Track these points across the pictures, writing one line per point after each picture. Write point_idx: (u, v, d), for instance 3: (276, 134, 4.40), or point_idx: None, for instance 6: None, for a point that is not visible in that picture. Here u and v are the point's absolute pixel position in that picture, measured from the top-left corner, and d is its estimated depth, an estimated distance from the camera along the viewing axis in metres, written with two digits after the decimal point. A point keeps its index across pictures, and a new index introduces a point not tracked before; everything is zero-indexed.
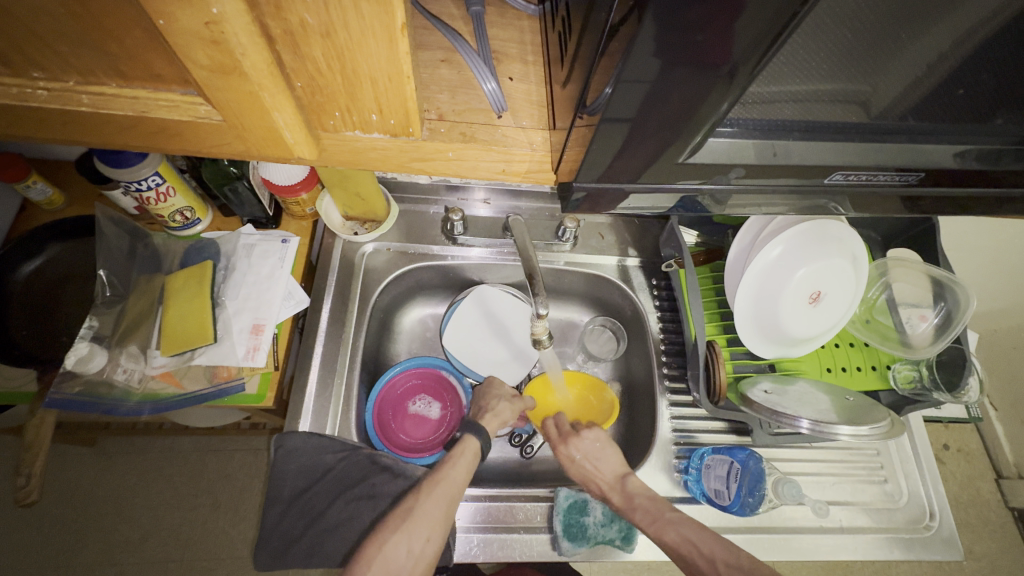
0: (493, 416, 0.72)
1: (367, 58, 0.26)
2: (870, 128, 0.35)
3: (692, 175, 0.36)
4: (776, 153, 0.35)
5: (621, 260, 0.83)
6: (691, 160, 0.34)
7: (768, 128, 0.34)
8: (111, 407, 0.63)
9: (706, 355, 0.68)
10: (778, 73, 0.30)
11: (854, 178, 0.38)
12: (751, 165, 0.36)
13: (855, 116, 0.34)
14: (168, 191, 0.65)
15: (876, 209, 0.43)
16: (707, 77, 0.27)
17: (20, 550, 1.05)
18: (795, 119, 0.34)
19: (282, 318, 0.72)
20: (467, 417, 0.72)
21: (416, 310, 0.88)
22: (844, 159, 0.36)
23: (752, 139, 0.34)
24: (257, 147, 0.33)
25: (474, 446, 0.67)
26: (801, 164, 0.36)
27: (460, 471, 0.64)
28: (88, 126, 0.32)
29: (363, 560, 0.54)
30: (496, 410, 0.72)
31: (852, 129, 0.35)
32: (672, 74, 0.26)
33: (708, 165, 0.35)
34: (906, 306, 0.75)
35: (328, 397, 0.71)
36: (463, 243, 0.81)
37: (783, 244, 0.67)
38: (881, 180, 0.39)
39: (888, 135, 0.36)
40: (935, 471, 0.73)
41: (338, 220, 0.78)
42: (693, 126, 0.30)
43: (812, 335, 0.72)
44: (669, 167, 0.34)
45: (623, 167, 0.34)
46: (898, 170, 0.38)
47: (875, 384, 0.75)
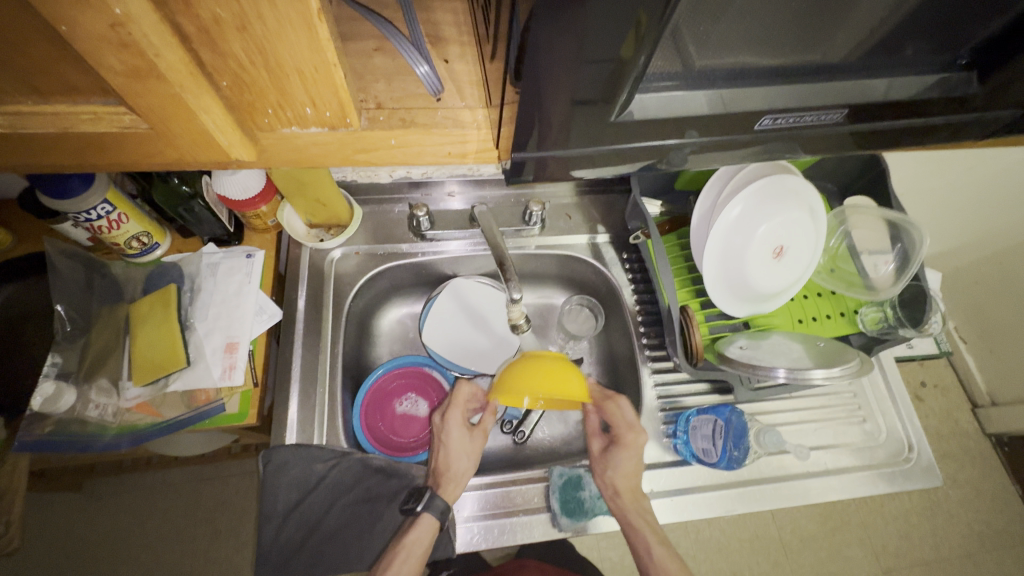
0: (453, 479, 0.65)
1: (287, 50, 0.26)
2: (785, 74, 0.38)
3: (630, 135, 0.38)
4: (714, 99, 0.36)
5: (591, 238, 0.84)
6: (622, 120, 0.36)
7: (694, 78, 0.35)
8: (86, 444, 0.61)
9: (680, 319, 0.70)
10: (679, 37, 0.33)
11: (785, 120, 0.40)
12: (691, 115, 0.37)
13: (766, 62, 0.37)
14: (120, 218, 0.63)
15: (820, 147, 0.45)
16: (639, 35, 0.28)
17: None
18: (718, 68, 0.36)
19: (256, 334, 0.70)
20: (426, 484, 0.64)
21: (393, 310, 0.87)
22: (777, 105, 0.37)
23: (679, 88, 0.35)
24: (193, 153, 0.33)
25: (432, 522, 0.61)
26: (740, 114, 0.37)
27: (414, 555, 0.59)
28: (11, 145, 0.31)
29: None
30: (456, 470, 0.65)
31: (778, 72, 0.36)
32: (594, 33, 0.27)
33: (644, 127, 0.37)
34: (868, 252, 0.78)
35: (311, 407, 0.70)
36: (432, 238, 0.81)
37: (743, 203, 0.69)
38: (810, 120, 0.40)
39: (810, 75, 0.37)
40: (909, 406, 0.76)
41: (302, 228, 0.78)
42: (619, 80, 0.32)
43: (778, 290, 0.74)
44: (603, 129, 0.36)
45: (564, 129, 0.35)
46: (814, 115, 0.40)
47: (846, 329, 0.77)
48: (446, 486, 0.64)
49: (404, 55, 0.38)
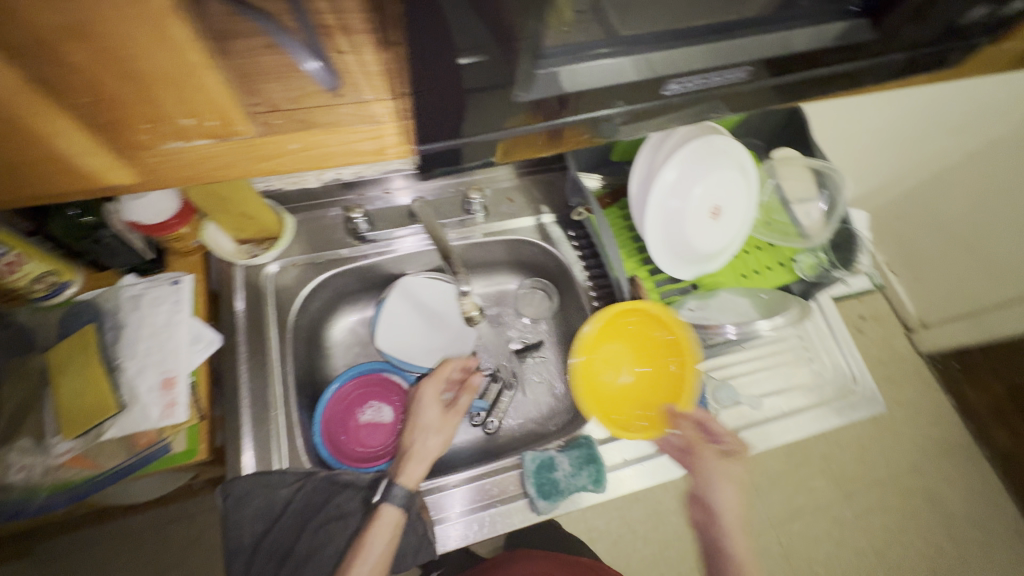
0: (418, 459, 0.64)
1: (137, 51, 0.25)
2: (693, 36, 0.38)
3: (546, 112, 0.37)
4: None
5: (535, 219, 0.83)
6: (533, 98, 0.36)
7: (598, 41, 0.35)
8: (16, 510, 0.57)
9: (630, 289, 0.71)
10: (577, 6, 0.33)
11: (691, 83, 0.40)
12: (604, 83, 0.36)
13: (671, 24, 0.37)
14: (18, 260, 0.57)
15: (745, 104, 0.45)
16: None
17: None
18: (629, 32, 0.36)
19: (195, 365, 0.65)
20: (390, 468, 0.64)
21: (343, 319, 0.84)
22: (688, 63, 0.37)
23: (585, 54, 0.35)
24: (71, 180, 0.31)
25: (393, 515, 0.59)
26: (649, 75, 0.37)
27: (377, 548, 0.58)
28: None
29: None
30: (423, 451, 0.65)
31: None
32: None
33: (556, 103, 0.37)
34: (798, 201, 0.81)
35: (266, 432, 0.67)
36: (373, 238, 0.78)
37: (678, 166, 0.69)
38: (716, 80, 0.41)
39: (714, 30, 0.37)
40: (850, 341, 0.81)
41: (230, 246, 0.72)
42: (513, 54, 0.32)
43: (719, 248, 0.76)
44: (511, 109, 0.36)
45: (476, 112, 0.35)
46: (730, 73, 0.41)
47: (787, 277, 0.79)
48: (409, 466, 0.63)
49: (282, 43, 0.33)
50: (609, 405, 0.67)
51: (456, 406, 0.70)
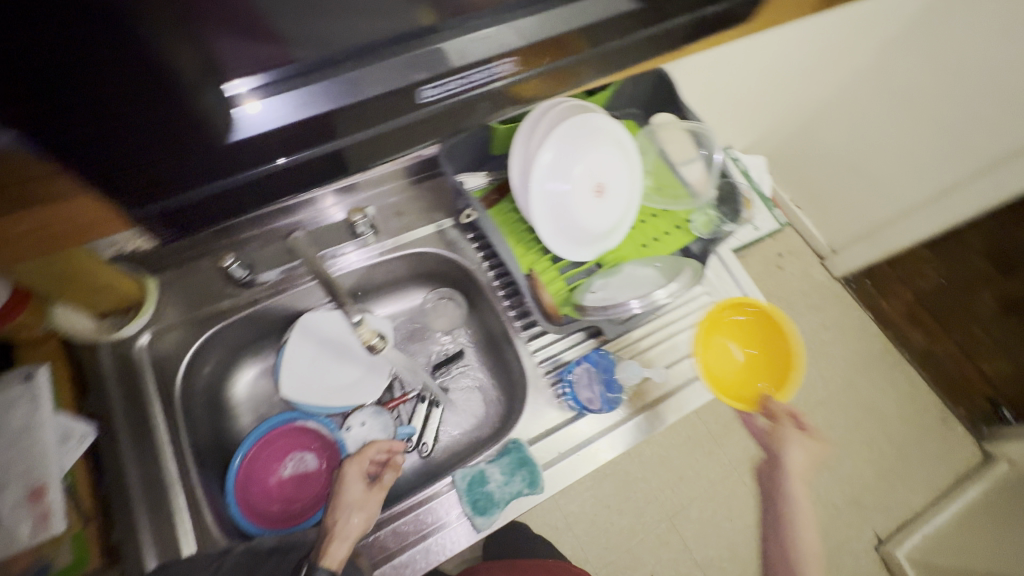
0: (340, 540, 0.58)
1: None
2: (399, 54, 0.46)
3: (281, 142, 0.44)
4: None
5: (429, 228, 0.80)
6: (239, 139, 0.42)
7: None
8: None
9: (529, 282, 0.70)
10: (247, 55, 0.39)
11: (446, 86, 0.48)
12: None
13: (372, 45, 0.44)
14: None
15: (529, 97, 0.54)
16: None
17: None
18: (319, 58, 0.42)
19: (69, 465, 0.57)
20: (308, 556, 0.57)
21: (245, 373, 0.78)
22: None
23: None
24: None
25: None
26: None
27: None
28: None
29: None
30: (345, 531, 0.58)
31: None
32: None
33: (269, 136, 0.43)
34: (682, 163, 0.83)
35: (168, 516, 0.61)
36: (256, 282, 0.72)
37: (553, 149, 0.68)
38: (477, 75, 0.49)
39: None
40: (755, 287, 0.84)
41: (88, 323, 0.65)
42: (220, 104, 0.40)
43: (613, 223, 0.75)
44: (224, 153, 0.42)
45: (196, 159, 0.41)
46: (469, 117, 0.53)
47: (685, 239, 0.78)
48: (329, 551, 0.56)
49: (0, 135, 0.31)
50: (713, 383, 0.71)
51: (381, 482, 0.64)
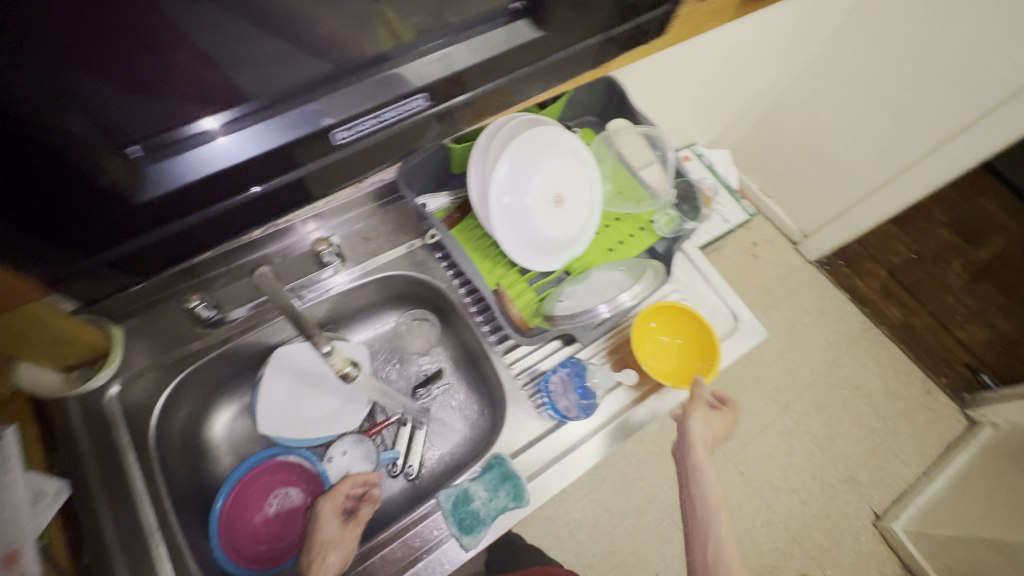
0: None
1: None
2: (326, 91, 0.42)
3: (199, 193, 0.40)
4: None
5: (397, 251, 0.81)
6: (155, 194, 0.38)
7: None
8: None
9: (496, 299, 0.71)
10: (144, 109, 0.35)
11: (372, 123, 0.45)
12: None
13: (289, 88, 0.40)
14: None
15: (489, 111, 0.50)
16: None
17: None
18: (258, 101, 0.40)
19: (43, 526, 0.55)
20: None
21: (224, 412, 0.78)
22: None
23: None
24: None
25: None
26: None
27: None
28: None
29: None
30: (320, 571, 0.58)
31: None
32: None
33: (193, 185, 0.39)
34: (641, 167, 0.86)
35: (150, 567, 0.59)
36: (225, 321, 0.72)
37: (508, 164, 0.69)
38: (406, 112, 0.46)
39: None
40: (723, 281, 0.85)
41: (55, 378, 0.63)
42: (130, 160, 0.36)
43: (574, 233, 0.77)
44: (140, 209, 0.38)
45: (111, 220, 0.37)
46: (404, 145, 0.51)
47: (650, 239, 0.82)
48: None
49: None
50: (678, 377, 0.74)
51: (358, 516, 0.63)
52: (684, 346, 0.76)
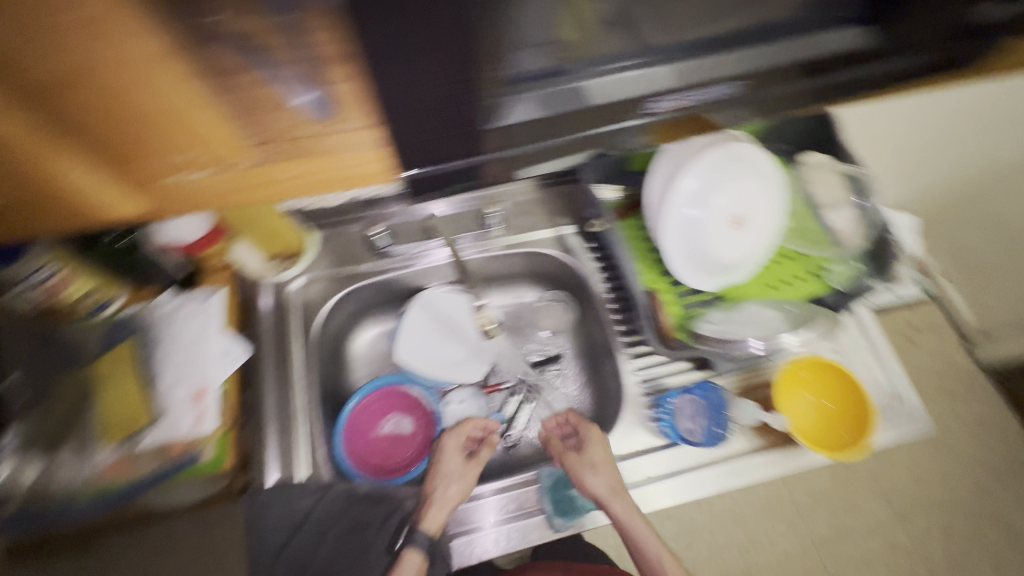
0: (439, 507, 0.65)
1: (139, 94, 0.27)
2: (648, 58, 0.38)
3: (527, 131, 0.37)
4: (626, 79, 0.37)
5: (554, 231, 0.83)
6: (511, 123, 0.36)
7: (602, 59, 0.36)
8: (58, 512, 0.60)
9: (648, 302, 0.71)
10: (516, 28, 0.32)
11: (699, 94, 0.38)
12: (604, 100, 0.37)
13: (644, 42, 0.37)
14: (64, 280, 0.62)
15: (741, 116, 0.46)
16: None
17: None
18: (612, 51, 0.37)
19: (224, 378, 0.68)
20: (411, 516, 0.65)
21: (366, 332, 0.86)
22: (691, 72, 0.38)
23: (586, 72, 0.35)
24: (76, 216, 0.33)
25: (417, 560, 0.60)
26: (649, 86, 0.38)
27: None
28: None
29: None
30: (443, 499, 0.65)
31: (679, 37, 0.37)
32: None
33: (522, 127, 0.37)
34: (828, 208, 0.78)
35: (291, 442, 0.69)
36: (392, 253, 0.80)
37: (695, 177, 0.67)
38: (728, 93, 0.38)
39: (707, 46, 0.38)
40: (893, 356, 0.76)
41: (259, 264, 0.77)
42: (464, 98, 0.33)
43: (743, 259, 0.73)
44: (487, 133, 0.36)
45: (454, 141, 0.35)
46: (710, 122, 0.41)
47: (819, 289, 0.74)
48: (428, 513, 0.64)
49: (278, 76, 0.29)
50: (818, 436, 0.68)
51: (477, 458, 0.71)
52: (829, 409, 0.69)
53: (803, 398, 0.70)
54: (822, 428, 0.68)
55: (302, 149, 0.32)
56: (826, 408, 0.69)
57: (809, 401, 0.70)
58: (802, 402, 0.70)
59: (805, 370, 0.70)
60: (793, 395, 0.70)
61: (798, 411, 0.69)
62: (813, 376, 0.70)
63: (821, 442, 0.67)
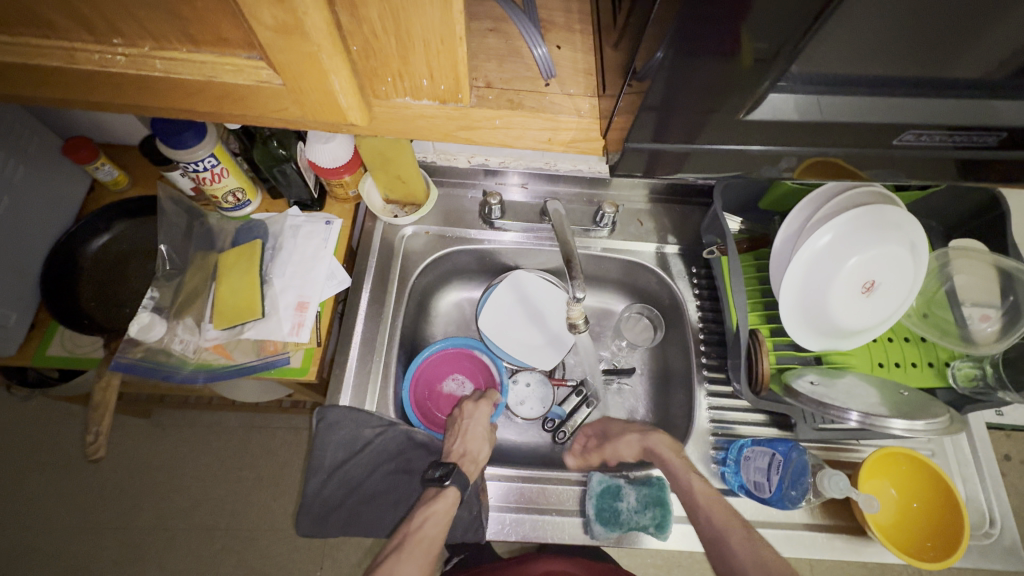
0: (472, 461, 0.66)
1: (419, 20, 0.27)
2: (920, 94, 0.35)
3: (758, 136, 0.37)
4: (833, 110, 0.36)
5: (659, 247, 0.82)
6: (756, 117, 0.35)
7: (828, 84, 0.34)
8: (168, 373, 0.66)
9: (749, 344, 0.66)
10: (824, 37, 0.30)
11: (929, 139, 0.38)
12: (805, 123, 0.36)
13: (922, 77, 0.34)
14: (222, 172, 0.68)
15: (926, 174, 0.43)
16: (754, 62, 0.30)
17: (66, 515, 1.03)
18: (886, 77, 0.34)
19: (325, 297, 0.73)
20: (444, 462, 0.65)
21: (452, 294, 0.89)
22: (908, 115, 0.36)
23: (806, 93, 0.35)
24: (315, 112, 0.34)
25: (455, 494, 0.62)
26: (849, 118, 0.36)
27: (439, 526, 0.61)
28: (128, 88, 0.34)
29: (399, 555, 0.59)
30: (475, 455, 0.67)
31: (922, 80, 0.34)
32: (707, 67, 0.31)
33: (768, 127, 0.36)
34: (968, 304, 0.70)
35: (367, 373, 0.73)
36: (499, 227, 0.82)
37: (833, 231, 0.64)
38: (944, 143, 0.39)
39: (948, 91, 0.35)
40: (998, 477, 0.69)
41: (378, 202, 0.80)
42: (730, 96, 0.33)
43: (865, 328, 0.68)
44: (732, 126, 0.36)
45: (668, 124, 0.36)
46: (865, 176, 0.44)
47: (932, 381, 0.70)
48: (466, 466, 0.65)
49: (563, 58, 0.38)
50: (896, 535, 0.63)
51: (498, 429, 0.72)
52: (916, 511, 0.63)
53: (890, 491, 0.65)
54: (904, 529, 0.63)
55: (528, 103, 0.38)
56: (915, 508, 0.63)
57: (896, 495, 0.65)
58: (887, 495, 0.65)
59: (900, 463, 0.65)
60: (879, 484, 0.65)
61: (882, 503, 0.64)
62: (907, 472, 0.65)
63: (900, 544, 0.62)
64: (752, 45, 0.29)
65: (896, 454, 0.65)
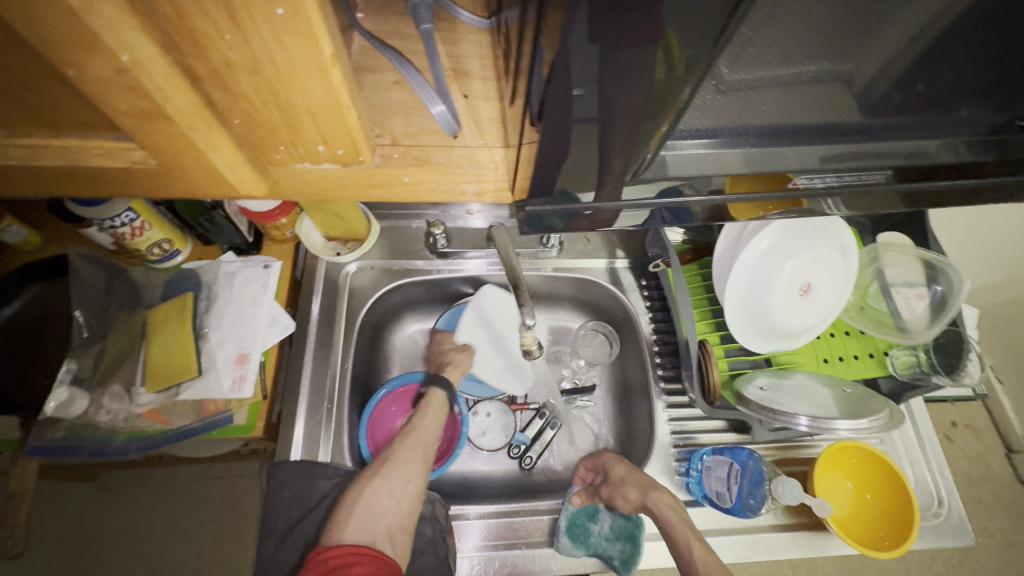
0: (455, 369, 0.78)
1: (298, 92, 0.28)
2: (816, 135, 0.36)
3: (659, 182, 0.37)
4: (762, 152, 0.36)
5: (609, 262, 0.82)
6: (648, 176, 0.36)
7: (740, 133, 0.35)
8: (96, 449, 0.63)
9: (699, 356, 0.67)
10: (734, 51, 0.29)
11: (836, 179, 0.39)
12: (737, 170, 0.37)
13: (817, 118, 0.35)
14: (142, 226, 0.64)
15: (861, 205, 0.43)
16: (686, 71, 0.27)
17: None
18: (779, 123, 0.35)
19: (267, 345, 0.70)
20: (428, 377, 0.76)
21: (405, 326, 0.87)
22: (810, 156, 0.36)
23: (731, 147, 0.35)
24: (199, 185, 0.35)
25: (441, 394, 0.72)
26: (757, 168, 0.37)
27: (431, 419, 0.69)
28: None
29: (349, 506, 0.58)
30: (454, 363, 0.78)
31: (830, 116, 0.34)
32: (647, 61, 0.26)
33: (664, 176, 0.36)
34: (899, 287, 0.73)
35: (318, 423, 0.70)
36: (448, 255, 0.81)
37: (770, 236, 0.66)
38: (865, 178, 0.39)
39: (861, 130, 0.36)
40: (941, 456, 0.72)
41: (319, 241, 0.78)
42: (633, 134, 0.31)
43: (805, 327, 0.71)
44: (645, 154, 0.33)
45: (583, 175, 0.35)
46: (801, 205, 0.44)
47: (874, 371, 0.73)
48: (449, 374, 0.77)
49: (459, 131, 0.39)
50: (854, 527, 0.65)
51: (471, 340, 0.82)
52: (870, 502, 0.65)
53: (843, 485, 0.67)
54: (862, 522, 0.65)
55: (437, 158, 0.38)
56: (870, 501, 0.65)
57: (849, 487, 0.67)
58: (842, 488, 0.67)
59: (852, 454, 0.67)
60: (834, 478, 0.68)
61: (835, 497, 0.67)
62: (859, 465, 0.67)
63: (858, 538, 0.64)
64: (682, 55, 0.26)
65: (844, 445, 0.67)
